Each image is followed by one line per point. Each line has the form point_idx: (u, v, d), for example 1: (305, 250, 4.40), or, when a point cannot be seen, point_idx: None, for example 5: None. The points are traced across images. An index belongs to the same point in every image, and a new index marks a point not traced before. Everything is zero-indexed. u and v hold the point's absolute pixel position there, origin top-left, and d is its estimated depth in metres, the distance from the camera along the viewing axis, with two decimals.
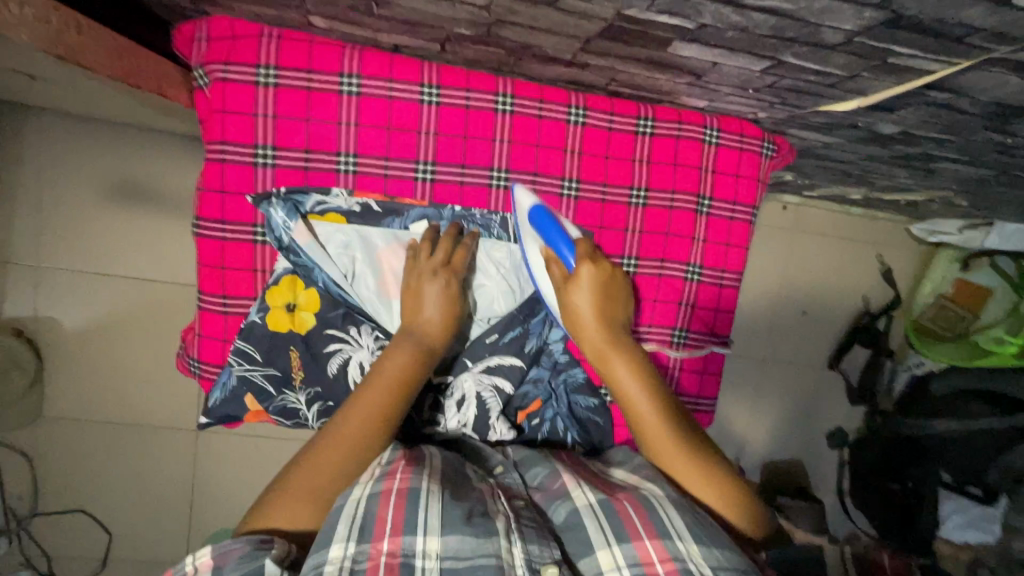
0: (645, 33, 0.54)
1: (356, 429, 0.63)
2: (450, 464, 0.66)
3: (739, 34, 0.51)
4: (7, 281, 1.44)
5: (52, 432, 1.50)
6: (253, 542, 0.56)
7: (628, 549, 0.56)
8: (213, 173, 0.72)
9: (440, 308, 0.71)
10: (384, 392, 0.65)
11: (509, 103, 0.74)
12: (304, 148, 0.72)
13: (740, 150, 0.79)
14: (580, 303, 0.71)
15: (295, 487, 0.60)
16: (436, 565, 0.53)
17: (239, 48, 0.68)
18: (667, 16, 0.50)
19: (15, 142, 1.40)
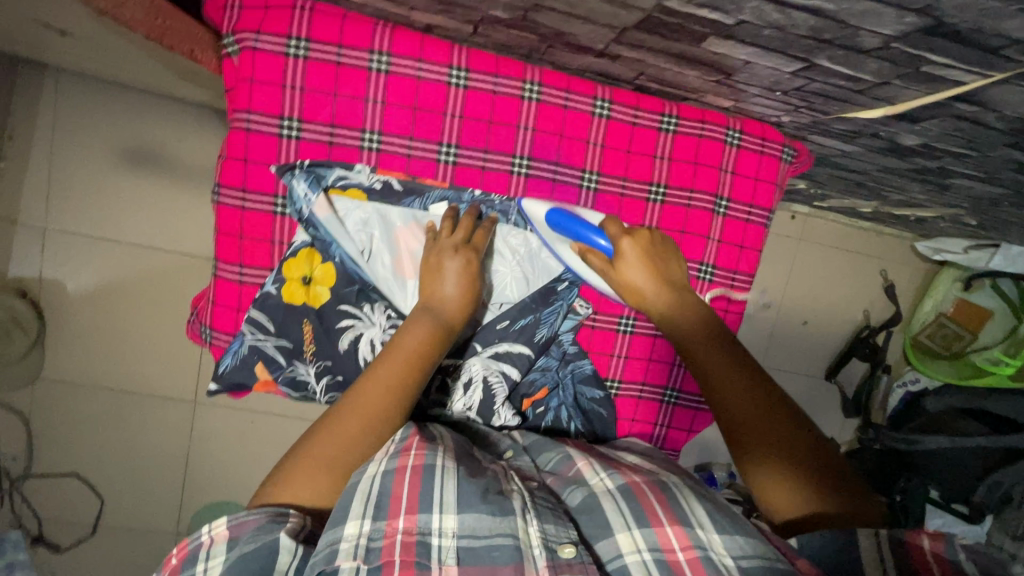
0: (683, 27, 0.54)
1: (373, 403, 0.62)
2: (461, 444, 0.67)
3: (777, 33, 0.51)
4: (13, 240, 1.43)
5: (50, 394, 1.50)
6: (269, 514, 0.55)
7: (649, 533, 0.57)
8: (238, 141, 0.72)
9: (461, 284, 0.71)
10: (402, 367, 0.64)
11: (536, 91, 0.73)
12: (330, 122, 0.72)
13: (761, 153, 0.79)
14: (633, 279, 0.72)
15: (310, 459, 0.59)
16: (452, 543, 0.54)
17: (272, 18, 0.68)
18: (707, 10, 0.50)
19: (30, 101, 1.39)
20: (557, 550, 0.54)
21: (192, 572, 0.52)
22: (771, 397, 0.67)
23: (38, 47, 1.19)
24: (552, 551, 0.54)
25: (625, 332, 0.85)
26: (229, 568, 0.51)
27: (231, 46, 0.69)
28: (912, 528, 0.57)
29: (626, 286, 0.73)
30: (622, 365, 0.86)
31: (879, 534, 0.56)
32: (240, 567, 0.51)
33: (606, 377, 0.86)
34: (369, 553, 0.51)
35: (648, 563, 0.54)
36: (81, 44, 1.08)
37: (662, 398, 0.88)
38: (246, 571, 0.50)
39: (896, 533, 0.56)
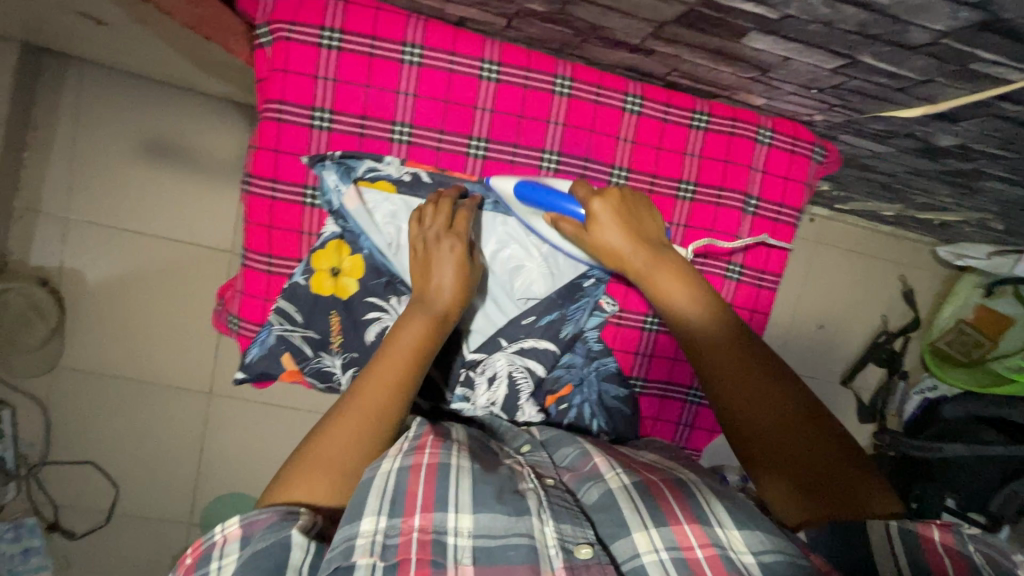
0: (724, 21, 0.54)
1: (376, 402, 0.62)
2: (475, 444, 0.67)
3: (823, 28, 0.50)
4: (35, 229, 1.44)
5: (68, 383, 1.52)
6: (279, 512, 0.55)
7: (666, 533, 0.55)
8: (269, 131, 0.72)
9: (455, 274, 0.69)
10: (401, 366, 0.64)
11: (567, 86, 0.73)
12: (361, 114, 0.72)
13: (792, 152, 0.78)
14: (610, 240, 0.69)
15: (317, 459, 0.59)
16: (468, 543, 0.52)
17: (306, 9, 0.68)
18: (753, 4, 0.49)
19: (54, 91, 1.40)
20: (574, 551, 0.52)
21: (205, 571, 0.51)
22: (783, 389, 0.65)
23: (65, 36, 1.20)
24: (569, 552, 0.52)
25: (650, 331, 0.85)
26: (243, 565, 0.50)
27: (265, 36, 0.69)
28: (923, 521, 0.58)
29: (604, 248, 0.70)
30: (647, 364, 0.86)
31: (891, 528, 0.58)
32: (251, 562, 0.49)
33: (629, 376, 0.86)
34: (385, 551, 0.51)
35: (666, 562, 0.53)
36: (109, 35, 1.09)
37: (685, 398, 0.88)
38: (257, 567, 0.49)
39: (906, 525, 0.58)
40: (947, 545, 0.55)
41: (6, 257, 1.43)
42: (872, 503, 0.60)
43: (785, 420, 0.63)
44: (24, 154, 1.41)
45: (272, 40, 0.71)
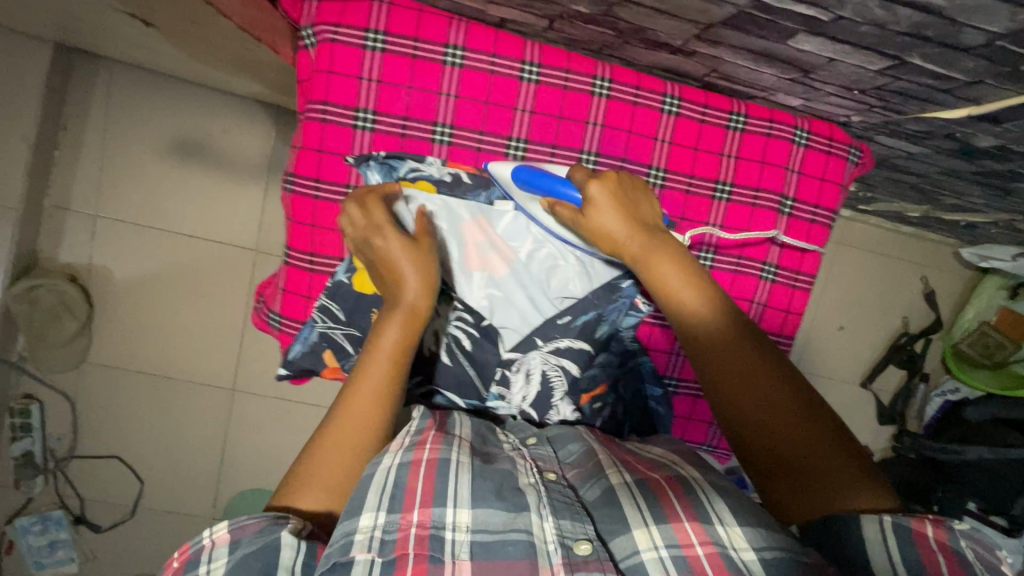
0: (773, 23, 0.54)
1: (365, 410, 0.62)
2: (478, 437, 0.67)
3: (875, 30, 0.51)
4: (64, 227, 1.47)
5: (95, 377, 1.54)
6: (269, 518, 0.55)
7: (666, 530, 0.54)
8: (312, 132, 0.73)
9: (423, 270, 0.67)
10: (385, 367, 0.64)
11: (606, 87, 0.74)
12: (404, 115, 0.73)
13: (828, 154, 0.79)
14: (606, 224, 0.67)
15: (313, 474, 0.59)
16: (466, 538, 0.53)
17: (351, 11, 0.69)
18: (806, 6, 0.50)
19: (85, 90, 1.42)
20: (572, 547, 0.53)
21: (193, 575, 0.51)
22: (787, 382, 0.62)
23: (96, 38, 1.22)
24: (567, 548, 0.53)
25: None
26: (233, 567, 0.50)
27: (310, 38, 0.71)
28: (917, 516, 0.54)
29: (599, 233, 0.68)
30: (682, 364, 0.88)
31: (884, 521, 0.54)
32: (242, 566, 0.49)
33: (664, 374, 0.89)
34: (384, 546, 0.52)
35: (665, 560, 0.52)
36: (143, 37, 1.10)
37: None
38: (248, 569, 0.49)
39: (900, 518, 0.54)
40: (942, 542, 0.52)
41: (37, 254, 1.45)
42: (865, 500, 0.58)
43: (786, 412, 0.61)
44: (55, 152, 1.43)
45: (315, 42, 0.72)
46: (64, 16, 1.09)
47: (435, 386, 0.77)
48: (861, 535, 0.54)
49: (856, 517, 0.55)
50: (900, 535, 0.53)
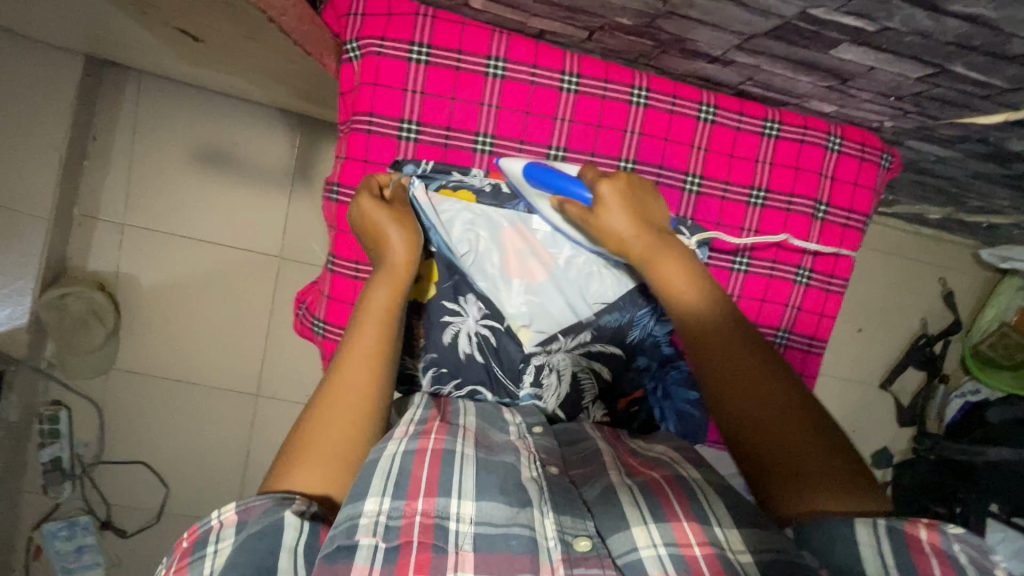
0: (817, 33, 0.56)
1: (359, 374, 0.64)
2: (483, 428, 0.68)
3: (920, 39, 0.53)
4: (93, 236, 1.49)
5: (123, 383, 1.56)
6: (275, 498, 0.55)
7: (664, 528, 0.54)
8: (358, 142, 0.77)
9: (406, 231, 0.70)
10: (375, 330, 0.67)
11: (643, 96, 0.76)
12: (447, 126, 0.77)
13: (862, 159, 0.81)
14: (616, 224, 0.67)
15: (314, 445, 0.60)
16: (469, 529, 0.53)
17: (395, 24, 0.74)
18: (852, 17, 0.51)
19: (115, 101, 1.45)
20: (572, 543, 0.53)
21: (201, 555, 0.51)
22: (790, 386, 0.60)
23: (127, 51, 1.24)
24: (568, 544, 0.53)
25: None
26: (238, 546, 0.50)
27: (355, 51, 0.75)
28: (910, 518, 0.51)
29: (608, 234, 0.68)
30: None
31: (878, 525, 0.50)
32: (248, 544, 0.49)
33: None
34: (389, 531, 0.51)
35: (662, 557, 0.51)
36: (177, 52, 1.12)
37: None
38: (252, 549, 0.49)
39: (894, 521, 0.51)
40: (935, 546, 0.49)
41: (66, 262, 1.47)
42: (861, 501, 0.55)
43: (780, 409, 0.59)
44: (85, 162, 1.46)
45: (360, 55, 0.76)
46: (96, 32, 1.11)
47: (476, 386, 0.82)
48: (853, 542, 0.49)
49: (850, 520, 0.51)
50: (895, 544, 0.49)
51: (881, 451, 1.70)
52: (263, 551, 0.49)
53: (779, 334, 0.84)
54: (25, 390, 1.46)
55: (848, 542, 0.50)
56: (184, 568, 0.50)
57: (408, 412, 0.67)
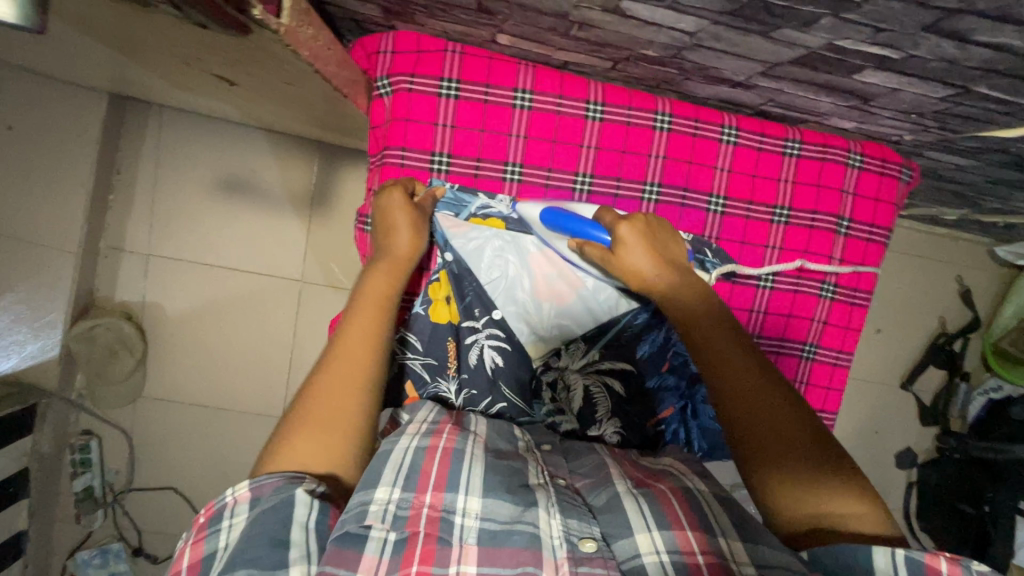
0: (843, 61, 0.62)
1: (357, 349, 0.67)
2: (493, 436, 0.69)
3: (944, 64, 0.59)
4: (119, 268, 1.48)
5: (148, 414, 1.54)
6: (287, 477, 0.56)
7: (668, 536, 0.54)
8: (390, 174, 0.84)
9: (413, 227, 0.77)
10: (372, 311, 0.70)
11: (667, 121, 0.85)
12: (476, 157, 0.85)
13: (882, 175, 0.90)
14: (636, 259, 0.71)
15: (307, 420, 0.61)
16: (475, 523, 0.54)
17: (424, 62, 0.82)
18: (879, 47, 0.58)
19: (138, 135, 1.45)
20: (577, 543, 0.53)
21: (216, 530, 0.53)
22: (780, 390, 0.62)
23: (152, 94, 1.22)
24: (573, 544, 0.53)
25: None
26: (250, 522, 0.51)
27: (386, 87, 0.83)
28: (929, 551, 0.50)
29: (629, 267, 0.72)
30: None
31: (895, 555, 0.49)
32: (257, 521, 0.51)
33: None
34: (396, 521, 0.53)
35: (665, 564, 0.51)
36: (195, 96, 1.10)
37: None
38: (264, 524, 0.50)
39: (914, 552, 0.50)
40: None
41: (94, 294, 1.46)
42: (868, 526, 0.54)
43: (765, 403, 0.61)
44: (110, 196, 1.45)
45: (390, 91, 0.84)
46: (118, 79, 1.10)
47: (505, 405, 0.81)
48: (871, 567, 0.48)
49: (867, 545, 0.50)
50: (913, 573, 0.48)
51: (905, 451, 1.68)
52: (276, 526, 0.50)
53: (807, 346, 0.91)
54: (55, 421, 1.45)
55: (863, 567, 0.49)
56: (202, 540, 0.52)
57: (421, 413, 0.69)
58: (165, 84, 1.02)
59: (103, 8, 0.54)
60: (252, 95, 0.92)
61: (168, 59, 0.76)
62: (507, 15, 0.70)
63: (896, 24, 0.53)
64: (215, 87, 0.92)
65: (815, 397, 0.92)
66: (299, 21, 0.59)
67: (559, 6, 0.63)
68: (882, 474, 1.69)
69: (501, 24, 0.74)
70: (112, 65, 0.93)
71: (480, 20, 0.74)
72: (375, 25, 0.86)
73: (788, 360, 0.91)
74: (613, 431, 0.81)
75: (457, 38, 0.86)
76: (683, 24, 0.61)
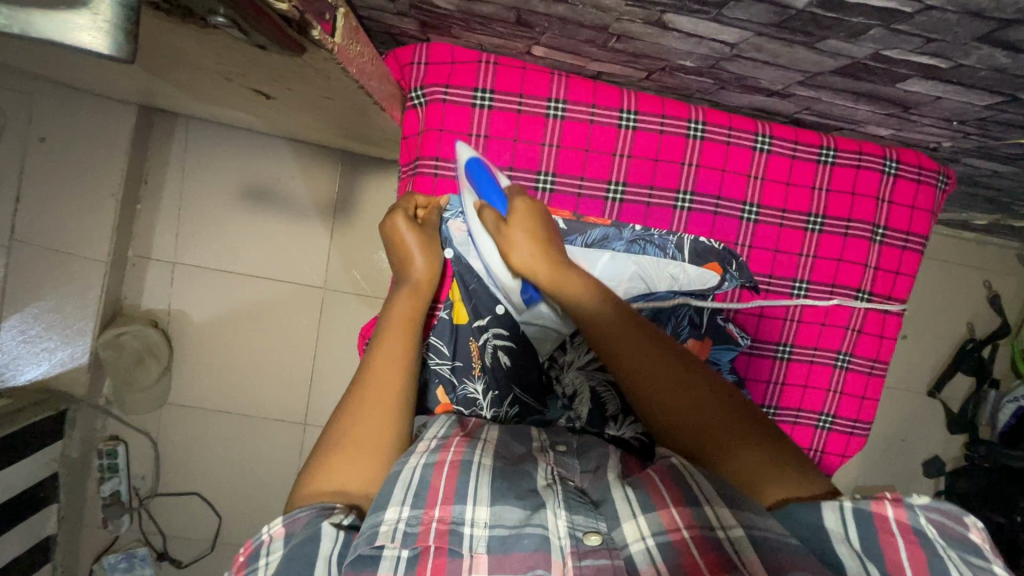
0: (888, 70, 0.62)
1: (387, 367, 0.69)
2: (505, 441, 0.69)
3: (994, 74, 0.59)
4: (146, 276, 1.49)
5: (174, 420, 1.54)
6: (316, 510, 0.56)
7: (653, 518, 0.55)
8: (425, 184, 0.85)
9: (427, 249, 0.78)
10: (399, 331, 0.73)
11: (700, 129, 0.85)
12: (509, 165, 0.85)
13: (918, 181, 0.89)
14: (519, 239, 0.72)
15: (341, 448, 0.62)
16: (484, 533, 0.54)
17: (459, 73, 0.83)
18: (928, 57, 0.57)
19: (166, 146, 1.46)
20: (582, 538, 0.54)
21: (254, 568, 0.52)
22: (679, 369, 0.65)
23: (180, 106, 1.23)
24: (578, 539, 0.54)
25: (782, 359, 0.89)
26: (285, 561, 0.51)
27: (421, 98, 0.84)
28: (875, 498, 0.55)
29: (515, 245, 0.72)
30: (779, 392, 0.89)
31: (846, 510, 0.55)
32: (288, 565, 0.51)
33: (762, 404, 0.89)
34: (407, 538, 0.53)
35: (651, 549, 0.53)
36: (223, 107, 1.10)
37: (816, 424, 0.91)
38: (291, 569, 0.50)
39: (861, 504, 0.55)
40: (902, 526, 0.53)
41: (121, 301, 1.48)
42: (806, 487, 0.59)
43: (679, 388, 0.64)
44: (138, 206, 1.47)
45: (425, 100, 0.85)
46: (148, 92, 1.12)
47: (524, 406, 0.83)
48: (822, 529, 0.54)
49: (816, 505, 0.56)
50: (860, 522, 0.53)
51: (933, 459, 1.64)
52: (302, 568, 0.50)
53: (840, 355, 0.91)
54: (83, 426, 1.47)
55: (822, 527, 0.54)
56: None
57: (432, 429, 0.69)
58: (194, 96, 1.03)
59: (154, 29, 0.55)
60: (284, 106, 0.92)
61: (207, 75, 0.77)
62: (546, 27, 0.70)
63: (948, 34, 0.53)
64: (249, 100, 0.93)
65: (848, 408, 0.91)
66: (347, 39, 0.60)
67: (600, 18, 0.63)
68: (909, 481, 1.66)
69: (537, 36, 0.75)
70: (144, 78, 0.95)
71: (517, 32, 0.75)
72: (409, 37, 0.87)
73: (820, 369, 0.90)
74: (633, 435, 0.79)
75: (490, 50, 0.86)
76: (724, 36, 0.61)
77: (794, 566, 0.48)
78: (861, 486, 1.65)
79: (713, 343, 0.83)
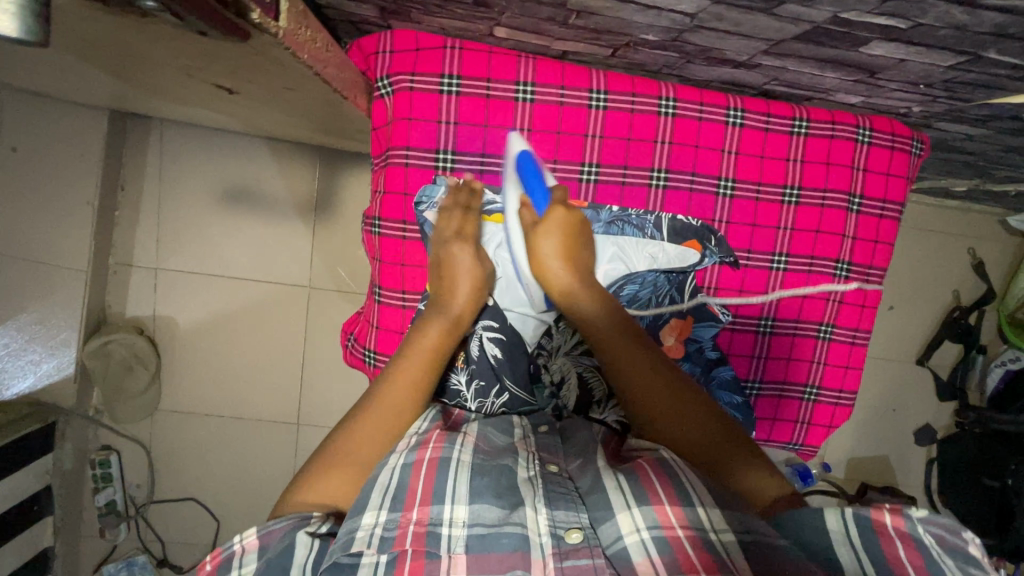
0: (849, 33, 0.62)
1: (396, 398, 0.68)
2: (486, 433, 0.70)
3: (954, 32, 0.59)
4: (128, 283, 1.48)
5: (165, 427, 1.53)
6: (295, 520, 0.57)
7: (647, 511, 0.55)
8: (397, 175, 0.85)
9: (472, 288, 0.77)
10: (419, 364, 0.71)
11: (671, 106, 0.84)
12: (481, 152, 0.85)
13: (891, 149, 0.89)
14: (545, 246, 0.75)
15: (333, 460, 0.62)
16: (462, 532, 0.54)
17: (424, 60, 0.82)
18: (887, 18, 0.57)
19: (140, 150, 1.44)
20: (563, 536, 0.53)
21: None
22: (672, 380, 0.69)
23: (150, 108, 1.21)
24: (559, 537, 0.53)
25: (765, 334, 0.89)
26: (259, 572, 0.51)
27: (388, 87, 0.83)
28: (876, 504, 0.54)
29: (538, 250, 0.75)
30: (763, 366, 0.90)
31: (846, 514, 0.54)
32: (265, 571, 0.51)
33: (747, 379, 0.90)
34: (384, 543, 0.52)
35: (647, 542, 0.52)
36: (192, 106, 1.08)
37: (802, 396, 0.91)
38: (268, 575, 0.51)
39: (861, 509, 0.54)
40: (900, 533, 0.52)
41: (106, 310, 1.47)
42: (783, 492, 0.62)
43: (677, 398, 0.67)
44: (116, 213, 1.45)
45: (392, 89, 0.84)
46: (115, 95, 1.10)
47: (510, 396, 0.82)
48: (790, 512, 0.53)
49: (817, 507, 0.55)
50: (859, 526, 0.53)
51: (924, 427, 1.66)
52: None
53: (822, 327, 0.91)
54: (74, 437, 1.46)
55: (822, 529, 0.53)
56: None
57: (415, 424, 0.69)
58: (161, 96, 1.01)
59: (100, 24, 0.54)
60: (250, 102, 0.91)
61: (166, 71, 0.76)
62: (506, 7, 0.70)
63: None
64: (215, 97, 0.91)
65: (832, 378, 0.92)
66: (297, 24, 0.59)
67: None
68: (902, 450, 1.67)
69: (498, 16, 0.74)
70: (108, 81, 0.93)
71: (477, 14, 0.74)
72: (371, 25, 0.86)
73: (804, 341, 0.90)
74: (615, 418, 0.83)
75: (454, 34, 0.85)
76: (683, 6, 0.61)
77: (789, 564, 0.48)
78: (855, 457, 1.66)
79: (695, 321, 0.84)
